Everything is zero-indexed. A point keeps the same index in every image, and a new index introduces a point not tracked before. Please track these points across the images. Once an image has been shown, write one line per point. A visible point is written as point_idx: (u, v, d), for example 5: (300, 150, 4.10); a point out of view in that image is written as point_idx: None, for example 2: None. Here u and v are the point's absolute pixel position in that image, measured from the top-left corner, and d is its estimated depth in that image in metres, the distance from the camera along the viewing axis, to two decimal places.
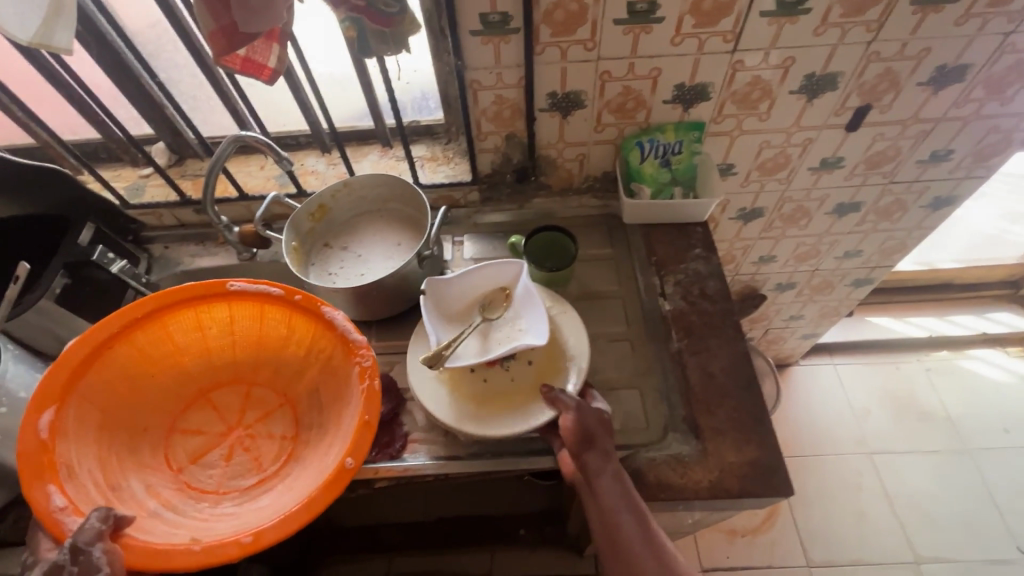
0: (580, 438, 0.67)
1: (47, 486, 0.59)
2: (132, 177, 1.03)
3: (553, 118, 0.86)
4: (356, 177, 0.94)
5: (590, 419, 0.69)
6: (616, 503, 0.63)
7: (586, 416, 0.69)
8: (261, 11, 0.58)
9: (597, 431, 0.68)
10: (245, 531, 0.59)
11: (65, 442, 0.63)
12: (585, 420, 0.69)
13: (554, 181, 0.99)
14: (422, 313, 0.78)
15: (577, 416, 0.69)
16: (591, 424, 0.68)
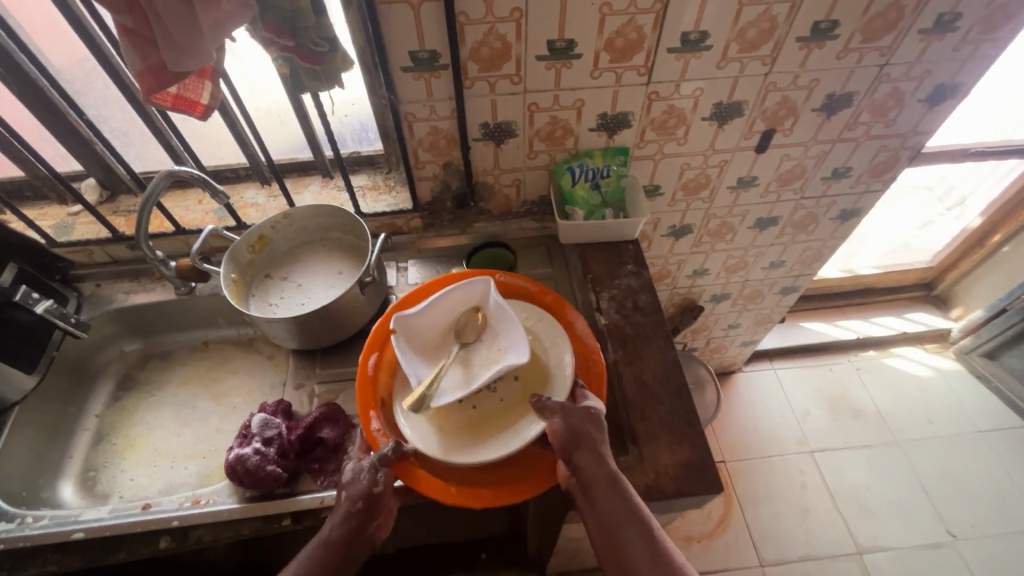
0: (569, 442, 0.66)
1: (370, 409, 0.74)
2: (59, 214, 1.00)
3: (488, 146, 0.91)
4: (296, 208, 0.94)
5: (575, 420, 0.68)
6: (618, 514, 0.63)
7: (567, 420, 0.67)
8: (190, 51, 0.59)
9: (582, 432, 0.67)
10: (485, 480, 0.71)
11: (384, 379, 0.78)
12: (570, 425, 0.67)
13: (493, 206, 1.03)
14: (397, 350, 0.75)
15: (566, 421, 0.67)
16: (579, 424, 0.67)
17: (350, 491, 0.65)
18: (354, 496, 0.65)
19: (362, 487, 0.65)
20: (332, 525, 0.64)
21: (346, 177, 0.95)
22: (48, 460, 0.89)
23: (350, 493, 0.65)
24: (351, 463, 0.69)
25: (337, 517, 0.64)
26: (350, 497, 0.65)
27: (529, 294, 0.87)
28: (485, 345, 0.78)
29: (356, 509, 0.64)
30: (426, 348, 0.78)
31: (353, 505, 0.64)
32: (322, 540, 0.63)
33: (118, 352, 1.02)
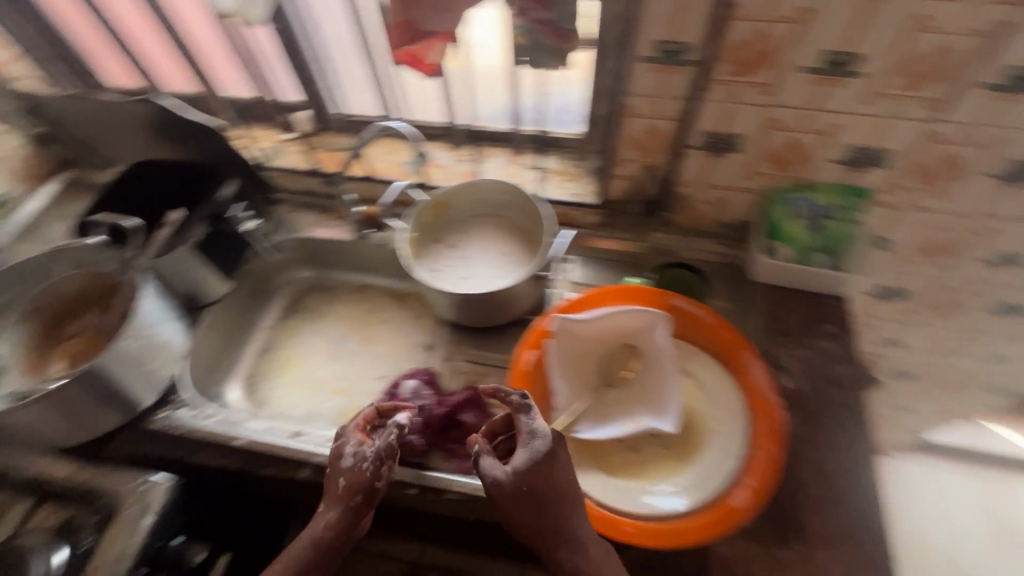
0: (540, 489, 0.56)
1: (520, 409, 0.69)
2: (272, 140, 1.08)
3: (702, 157, 0.81)
4: (481, 180, 0.92)
5: (533, 477, 0.56)
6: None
7: (528, 471, 0.56)
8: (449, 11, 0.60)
9: (548, 491, 0.56)
10: (624, 515, 0.64)
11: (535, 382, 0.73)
12: (547, 484, 0.56)
13: (681, 220, 0.93)
14: (551, 367, 0.73)
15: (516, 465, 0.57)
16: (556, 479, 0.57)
17: (340, 478, 0.64)
18: (353, 492, 0.63)
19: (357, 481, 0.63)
20: (328, 521, 0.62)
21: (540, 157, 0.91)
22: (224, 359, 0.99)
23: (348, 487, 0.63)
24: (351, 450, 0.65)
25: (333, 514, 0.62)
26: (346, 493, 0.63)
27: (702, 326, 0.75)
28: (632, 390, 0.74)
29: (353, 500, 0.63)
30: (579, 366, 0.75)
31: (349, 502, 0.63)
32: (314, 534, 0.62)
33: (292, 276, 1.10)
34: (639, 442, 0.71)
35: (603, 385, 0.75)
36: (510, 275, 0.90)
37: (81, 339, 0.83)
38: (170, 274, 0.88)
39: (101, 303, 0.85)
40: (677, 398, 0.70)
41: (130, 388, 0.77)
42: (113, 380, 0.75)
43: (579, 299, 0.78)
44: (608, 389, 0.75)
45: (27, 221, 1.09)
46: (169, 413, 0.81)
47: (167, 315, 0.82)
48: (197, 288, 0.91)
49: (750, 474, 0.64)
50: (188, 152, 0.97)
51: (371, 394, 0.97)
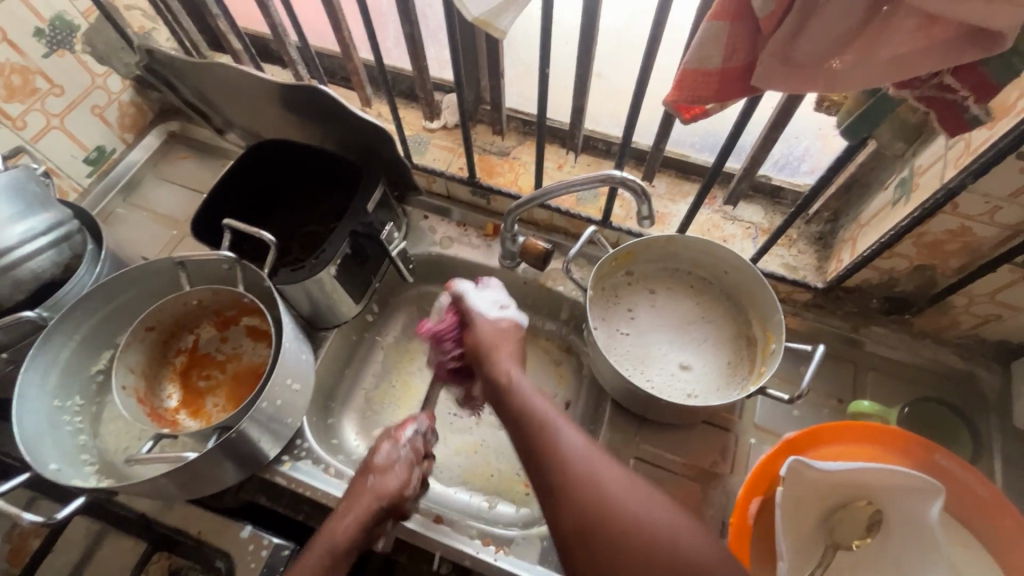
0: (478, 351, 0.66)
1: None
2: (416, 126, 0.90)
3: (1013, 274, 0.60)
4: (685, 236, 0.73)
5: (482, 339, 0.67)
6: (528, 393, 0.60)
7: (491, 334, 0.67)
8: (806, 67, 0.39)
9: (493, 339, 0.67)
10: None
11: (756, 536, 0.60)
12: (509, 340, 0.67)
13: (924, 323, 0.74)
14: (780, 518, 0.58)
15: (479, 328, 0.68)
16: (490, 336, 0.67)
17: (370, 473, 0.63)
18: (379, 497, 0.62)
19: (388, 488, 0.63)
20: (361, 509, 0.61)
21: (782, 223, 0.71)
22: (341, 385, 0.86)
23: (377, 487, 0.62)
24: (386, 445, 0.66)
25: (353, 520, 0.60)
26: (372, 495, 0.62)
27: (969, 497, 0.60)
28: (869, 561, 0.60)
29: (375, 504, 0.61)
30: (804, 519, 0.61)
31: (376, 511, 0.61)
32: (336, 529, 0.59)
33: (417, 291, 0.95)
34: None
35: (828, 543, 0.61)
36: (696, 384, 0.72)
37: (197, 360, 0.73)
38: (300, 296, 0.74)
39: (220, 319, 0.75)
40: None
41: (259, 444, 0.66)
42: (248, 441, 0.64)
43: (814, 432, 0.62)
44: (834, 550, 0.61)
45: (128, 178, 0.95)
46: (291, 464, 0.71)
47: (301, 350, 0.69)
48: (325, 310, 0.78)
49: None
50: (324, 140, 0.81)
51: (503, 452, 0.84)
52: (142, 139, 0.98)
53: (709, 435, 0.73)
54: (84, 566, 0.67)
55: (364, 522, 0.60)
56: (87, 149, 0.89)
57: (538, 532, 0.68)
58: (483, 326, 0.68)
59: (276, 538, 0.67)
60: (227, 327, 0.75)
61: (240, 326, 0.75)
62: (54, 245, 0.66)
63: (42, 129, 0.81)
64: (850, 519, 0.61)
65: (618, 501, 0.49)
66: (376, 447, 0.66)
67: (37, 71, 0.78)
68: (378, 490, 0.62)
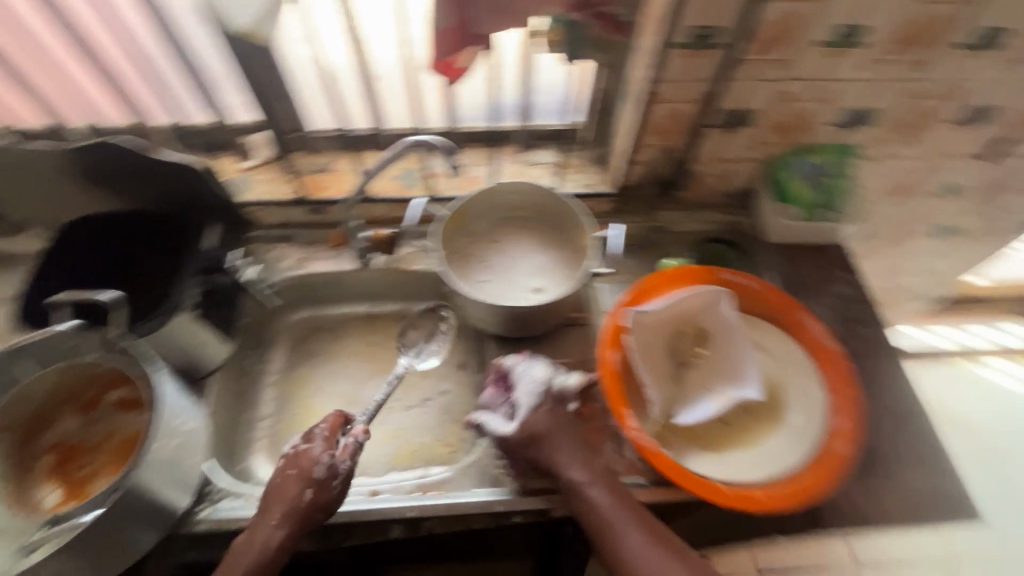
0: (537, 444, 0.67)
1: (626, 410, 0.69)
2: (232, 170, 0.93)
3: (717, 133, 0.83)
4: (498, 185, 0.87)
5: (538, 422, 0.68)
6: (584, 482, 0.65)
7: (551, 423, 0.68)
8: (501, 14, 0.56)
9: (541, 427, 0.68)
10: (749, 485, 0.66)
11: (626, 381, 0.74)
12: (551, 428, 0.68)
13: (690, 195, 0.97)
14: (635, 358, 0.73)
15: (533, 423, 0.68)
16: (545, 425, 0.68)
17: (309, 487, 0.63)
18: (314, 512, 0.63)
19: (324, 502, 0.64)
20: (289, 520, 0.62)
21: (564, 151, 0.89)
22: (237, 431, 0.85)
23: (311, 503, 0.63)
24: (323, 457, 0.66)
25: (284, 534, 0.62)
26: (312, 508, 0.63)
27: (751, 293, 0.80)
28: (708, 368, 0.77)
29: (309, 518, 0.63)
30: (654, 355, 0.76)
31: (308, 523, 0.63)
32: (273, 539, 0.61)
33: (289, 321, 0.97)
34: (731, 414, 0.74)
35: (678, 366, 0.77)
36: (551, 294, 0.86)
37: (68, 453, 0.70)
38: (164, 349, 0.73)
39: (81, 404, 0.71)
40: (756, 366, 0.73)
41: (166, 497, 0.64)
42: (153, 495, 0.62)
43: (637, 290, 0.79)
44: (685, 370, 0.77)
45: None
46: (211, 508, 0.70)
47: (183, 395, 0.69)
48: (196, 359, 0.77)
49: (846, 418, 0.70)
50: (139, 202, 0.81)
51: (420, 428, 0.90)
52: None
53: (574, 333, 0.87)
54: None
55: (293, 534, 0.62)
56: None
57: (467, 463, 0.76)
58: (531, 423, 0.68)
59: None
60: (93, 409, 0.71)
61: (104, 406, 0.71)
62: None
63: None
64: (685, 344, 0.78)
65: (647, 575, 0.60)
66: (310, 461, 0.65)
67: None
68: (312, 505, 0.63)
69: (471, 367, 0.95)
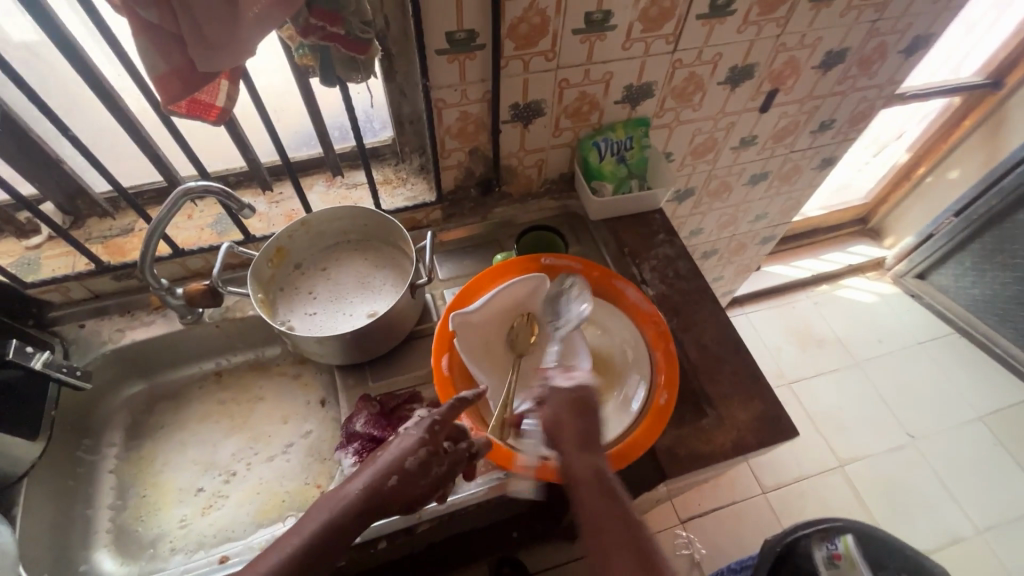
0: (574, 426, 0.64)
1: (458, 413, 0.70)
2: (18, 250, 0.85)
3: (515, 127, 0.87)
4: (312, 214, 0.86)
5: (572, 407, 0.66)
6: (586, 481, 0.60)
7: (576, 413, 0.65)
8: (222, 49, 0.53)
9: (563, 416, 0.65)
10: None
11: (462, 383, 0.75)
12: (571, 417, 0.65)
13: (515, 188, 1.00)
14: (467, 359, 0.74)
15: (550, 408, 0.66)
16: (565, 414, 0.65)
17: (394, 477, 0.60)
18: (377, 488, 0.60)
19: (405, 496, 0.60)
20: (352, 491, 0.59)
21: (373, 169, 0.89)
22: (72, 531, 0.78)
23: (400, 477, 0.60)
24: (414, 432, 0.64)
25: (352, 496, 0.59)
26: (393, 497, 0.60)
27: (573, 272, 0.84)
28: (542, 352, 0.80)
29: (380, 510, 0.59)
30: (489, 351, 0.78)
31: (377, 515, 0.59)
32: (338, 518, 0.58)
33: (123, 398, 0.90)
34: None
35: (516, 357, 0.79)
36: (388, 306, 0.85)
37: None
38: None
39: None
40: (584, 341, 0.77)
41: None
42: None
43: (465, 292, 0.80)
44: (522, 359, 0.79)
45: None
46: None
47: None
48: None
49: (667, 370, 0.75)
50: None
51: (284, 476, 0.86)
52: None
53: (421, 345, 0.88)
54: None
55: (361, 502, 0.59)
56: None
57: None
58: (559, 409, 0.66)
59: None
60: None
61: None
62: None
63: None
64: (519, 334, 0.80)
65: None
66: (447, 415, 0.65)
67: None
68: (396, 473, 0.60)
69: (332, 401, 0.92)
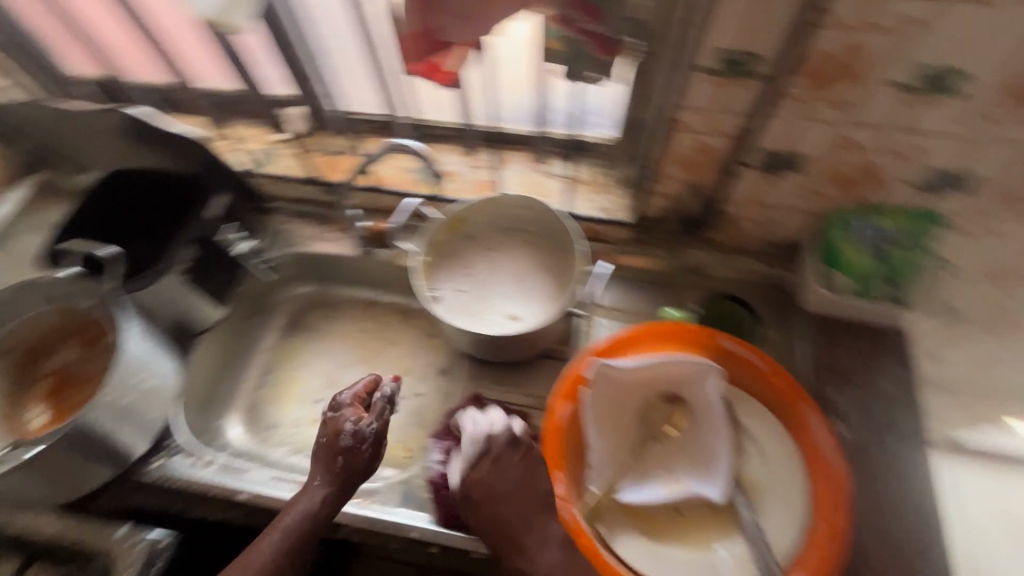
0: None
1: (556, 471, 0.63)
2: (262, 139, 0.95)
3: (757, 176, 0.71)
4: (501, 195, 0.82)
5: None
6: None
7: None
8: (469, 21, 0.51)
9: None
10: None
11: (574, 438, 0.67)
12: None
13: (724, 238, 0.84)
14: (588, 416, 0.65)
15: None
16: None
17: (340, 456, 0.67)
18: (335, 453, 0.67)
19: (359, 466, 0.67)
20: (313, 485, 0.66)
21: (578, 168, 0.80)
22: (222, 388, 0.91)
23: (347, 465, 0.67)
24: (347, 424, 0.68)
25: (320, 485, 0.66)
26: (346, 472, 0.66)
27: (752, 370, 0.69)
28: (675, 446, 0.67)
29: (349, 482, 0.67)
30: (616, 416, 0.68)
31: (348, 488, 0.67)
32: (315, 507, 0.65)
33: (293, 293, 1.01)
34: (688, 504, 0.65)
35: (643, 436, 0.68)
36: (529, 322, 0.80)
37: (64, 379, 0.77)
38: (158, 299, 0.80)
39: (85, 341, 0.78)
40: (728, 460, 0.64)
41: (122, 441, 0.70)
42: (105, 437, 0.68)
43: (617, 340, 0.70)
44: (649, 442, 0.68)
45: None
46: (163, 461, 0.75)
47: (157, 352, 0.74)
48: (187, 314, 0.84)
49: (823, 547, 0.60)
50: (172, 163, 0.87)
51: None
52: (9, 193, 1.01)
53: (551, 367, 0.81)
54: None
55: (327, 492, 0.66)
56: None
57: (401, 480, 0.74)
58: None
59: (152, 531, 0.70)
60: (92, 346, 0.78)
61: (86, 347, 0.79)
62: None
63: None
64: (656, 413, 0.69)
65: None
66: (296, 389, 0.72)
67: None
68: (329, 446, 0.67)
69: (451, 375, 0.92)
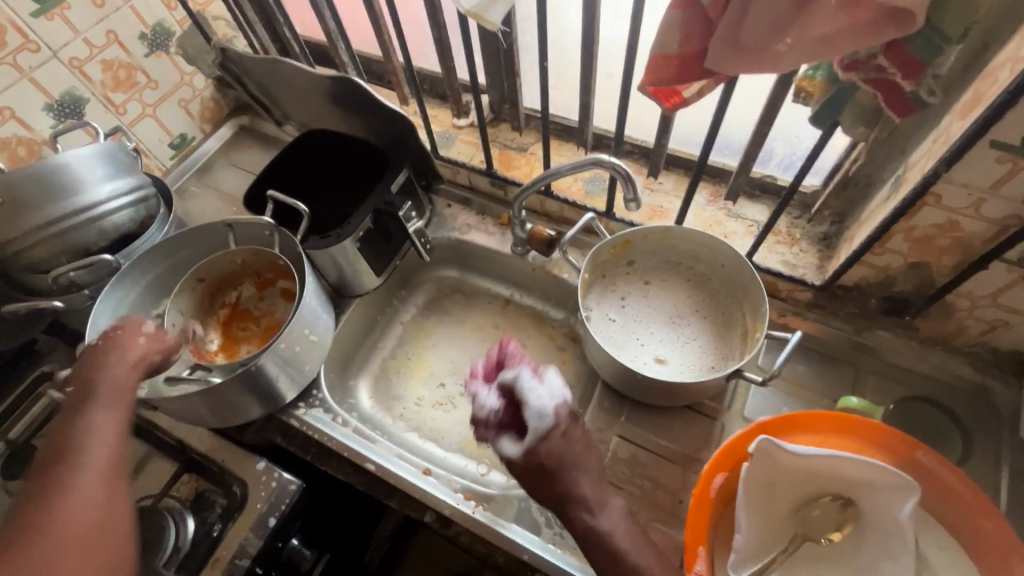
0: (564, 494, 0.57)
1: (700, 548, 0.57)
2: (447, 123, 0.99)
3: (1009, 273, 0.59)
4: (680, 227, 0.77)
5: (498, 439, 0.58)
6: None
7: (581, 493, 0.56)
8: (747, 51, 0.43)
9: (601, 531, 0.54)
10: None
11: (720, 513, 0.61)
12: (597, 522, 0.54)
13: (929, 328, 0.72)
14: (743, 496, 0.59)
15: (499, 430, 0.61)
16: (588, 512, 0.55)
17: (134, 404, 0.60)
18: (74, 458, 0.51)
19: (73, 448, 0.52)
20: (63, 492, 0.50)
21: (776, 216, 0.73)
22: (359, 350, 0.96)
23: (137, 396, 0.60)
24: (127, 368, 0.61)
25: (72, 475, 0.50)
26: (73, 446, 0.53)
27: (953, 499, 0.58)
28: (833, 554, 0.60)
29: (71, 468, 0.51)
30: (772, 503, 0.61)
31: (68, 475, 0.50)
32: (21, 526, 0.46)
33: (437, 274, 1.03)
34: None
35: (797, 531, 0.61)
36: (683, 368, 0.75)
37: (237, 313, 0.85)
38: (325, 261, 0.83)
39: (260, 280, 0.87)
40: None
41: (278, 386, 0.75)
42: (267, 379, 0.72)
43: (789, 419, 0.62)
44: (804, 540, 0.61)
45: (202, 163, 1.10)
46: (305, 410, 0.80)
47: (322, 310, 0.78)
48: (350, 279, 0.87)
49: None
50: (365, 131, 0.92)
51: None
52: (218, 129, 1.12)
53: (693, 419, 0.76)
54: (130, 480, 0.77)
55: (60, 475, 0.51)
56: (172, 135, 1.04)
57: (518, 494, 0.72)
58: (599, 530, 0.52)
59: (285, 475, 0.74)
60: (266, 288, 0.86)
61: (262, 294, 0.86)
62: (133, 205, 0.79)
63: (138, 116, 0.96)
64: (818, 510, 0.61)
65: (624, 555, 0.52)
66: (166, 356, 0.65)
67: (138, 67, 0.94)
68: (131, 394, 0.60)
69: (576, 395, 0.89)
